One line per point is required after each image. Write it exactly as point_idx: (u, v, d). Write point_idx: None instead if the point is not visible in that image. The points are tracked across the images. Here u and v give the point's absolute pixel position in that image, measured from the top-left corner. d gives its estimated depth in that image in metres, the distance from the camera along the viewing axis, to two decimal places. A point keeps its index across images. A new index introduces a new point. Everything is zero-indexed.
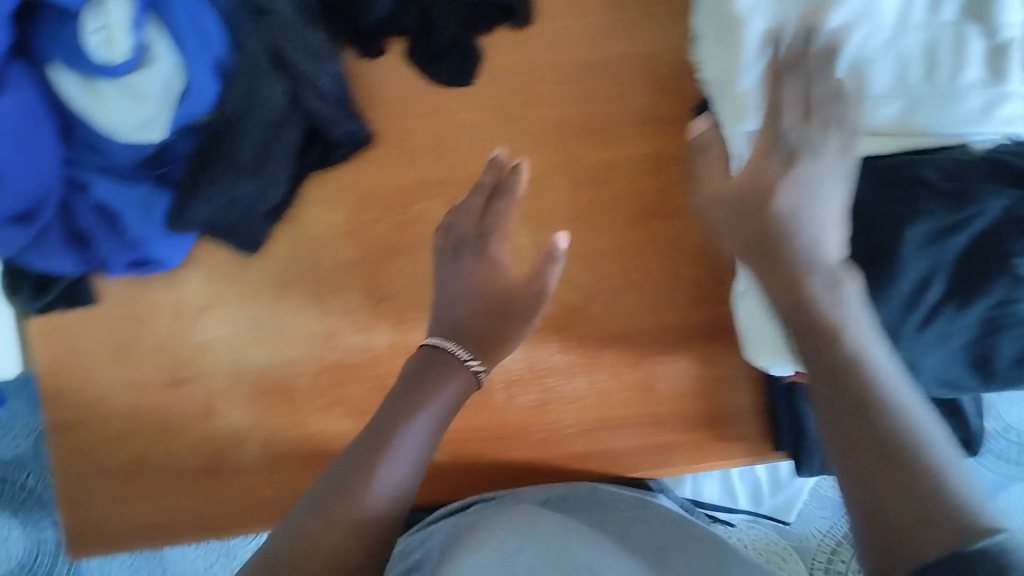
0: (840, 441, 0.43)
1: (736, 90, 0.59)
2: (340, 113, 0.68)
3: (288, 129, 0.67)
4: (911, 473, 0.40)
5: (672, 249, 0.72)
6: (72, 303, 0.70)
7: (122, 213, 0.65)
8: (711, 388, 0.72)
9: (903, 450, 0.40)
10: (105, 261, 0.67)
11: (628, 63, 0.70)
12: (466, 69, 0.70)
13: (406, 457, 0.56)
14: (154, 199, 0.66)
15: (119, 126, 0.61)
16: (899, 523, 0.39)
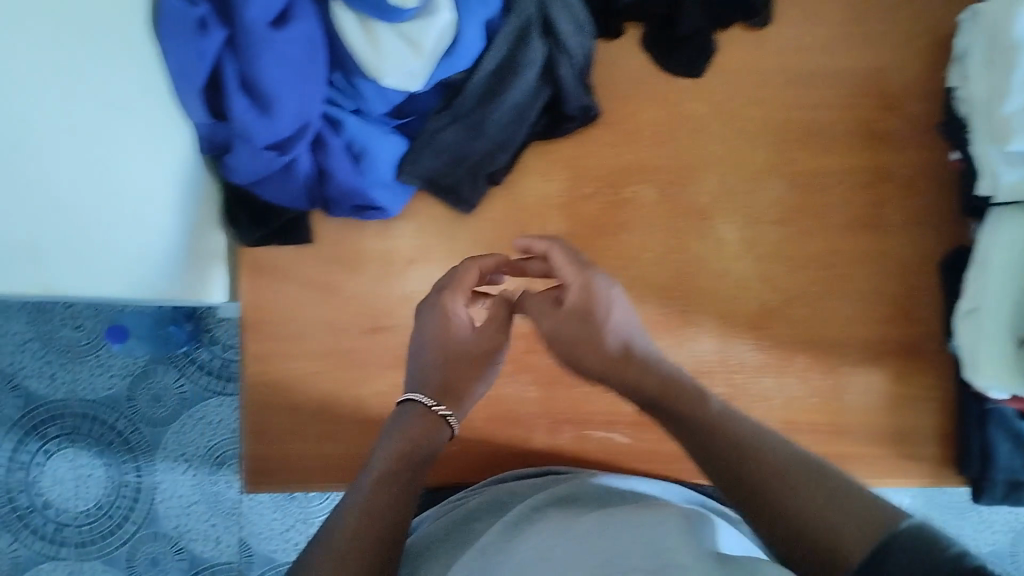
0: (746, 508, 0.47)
1: (999, 110, 0.60)
2: (578, 84, 0.70)
3: (535, 95, 0.69)
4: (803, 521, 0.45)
5: (875, 263, 0.72)
6: (286, 240, 0.70)
7: (365, 151, 0.67)
8: (898, 405, 0.72)
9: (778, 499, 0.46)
10: (333, 201, 0.68)
11: (856, 77, 0.72)
12: (701, 60, 0.72)
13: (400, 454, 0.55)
14: (393, 143, 0.68)
15: (387, 73, 0.62)
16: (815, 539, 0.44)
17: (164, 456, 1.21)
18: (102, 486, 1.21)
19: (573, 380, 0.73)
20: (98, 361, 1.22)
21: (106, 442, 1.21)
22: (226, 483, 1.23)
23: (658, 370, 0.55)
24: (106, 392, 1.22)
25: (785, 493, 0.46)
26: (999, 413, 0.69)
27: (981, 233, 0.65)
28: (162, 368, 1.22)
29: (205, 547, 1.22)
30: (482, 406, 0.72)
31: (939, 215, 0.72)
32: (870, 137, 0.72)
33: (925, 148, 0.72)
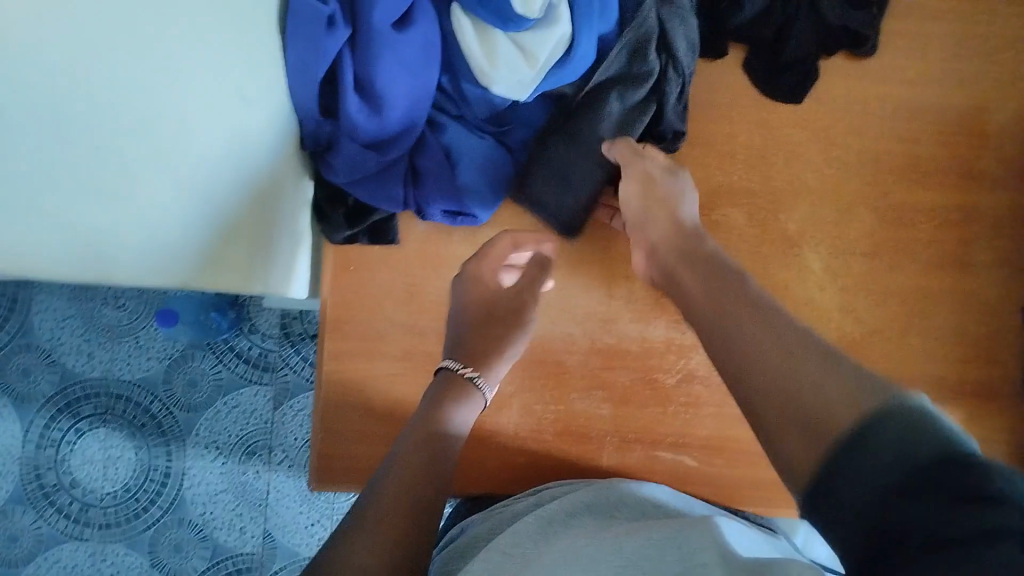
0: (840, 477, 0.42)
1: None
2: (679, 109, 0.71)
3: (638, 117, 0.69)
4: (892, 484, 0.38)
5: (959, 301, 0.72)
6: (373, 239, 0.70)
7: (462, 158, 0.69)
8: (972, 446, 0.72)
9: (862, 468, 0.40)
10: (427, 206, 0.68)
11: (952, 115, 0.73)
12: (804, 86, 0.72)
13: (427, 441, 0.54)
14: (492, 151, 0.70)
15: (501, 78, 0.65)
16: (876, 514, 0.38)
17: (194, 443, 1.20)
18: (130, 468, 1.19)
19: (646, 398, 0.72)
20: (136, 342, 1.21)
21: (138, 424, 1.20)
22: (255, 473, 1.21)
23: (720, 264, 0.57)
24: (143, 374, 1.21)
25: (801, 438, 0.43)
26: None
27: None
28: (200, 354, 1.22)
29: (229, 537, 1.20)
30: (553, 418, 0.72)
31: (1022, 258, 0.73)
32: (960, 176, 0.73)
33: (1013, 192, 0.73)
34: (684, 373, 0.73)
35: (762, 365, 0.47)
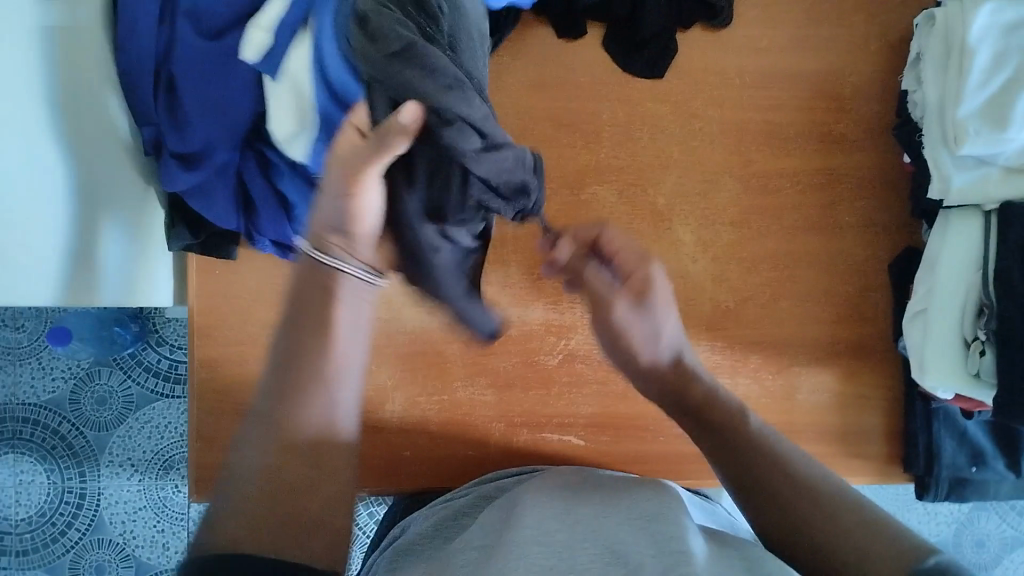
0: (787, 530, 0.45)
1: (952, 115, 0.62)
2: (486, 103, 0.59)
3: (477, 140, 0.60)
4: (845, 514, 0.44)
5: (828, 264, 0.74)
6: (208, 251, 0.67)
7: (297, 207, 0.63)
8: (850, 405, 0.73)
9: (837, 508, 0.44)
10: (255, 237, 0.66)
11: (809, 81, 0.74)
12: (663, 61, 0.72)
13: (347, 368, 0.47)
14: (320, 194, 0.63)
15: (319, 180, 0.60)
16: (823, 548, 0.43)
17: (108, 462, 1.17)
18: (43, 493, 1.16)
19: (529, 381, 0.72)
20: (39, 363, 1.17)
21: (48, 447, 1.16)
22: (174, 487, 1.18)
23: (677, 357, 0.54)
24: (50, 396, 1.17)
25: (786, 486, 0.46)
26: (945, 412, 0.71)
27: (933, 233, 0.67)
28: (107, 371, 1.18)
29: (152, 554, 1.17)
30: (439, 409, 0.72)
31: (887, 217, 0.74)
32: (821, 140, 0.74)
33: (873, 151, 0.74)
34: (566, 354, 0.73)
35: (764, 467, 0.47)
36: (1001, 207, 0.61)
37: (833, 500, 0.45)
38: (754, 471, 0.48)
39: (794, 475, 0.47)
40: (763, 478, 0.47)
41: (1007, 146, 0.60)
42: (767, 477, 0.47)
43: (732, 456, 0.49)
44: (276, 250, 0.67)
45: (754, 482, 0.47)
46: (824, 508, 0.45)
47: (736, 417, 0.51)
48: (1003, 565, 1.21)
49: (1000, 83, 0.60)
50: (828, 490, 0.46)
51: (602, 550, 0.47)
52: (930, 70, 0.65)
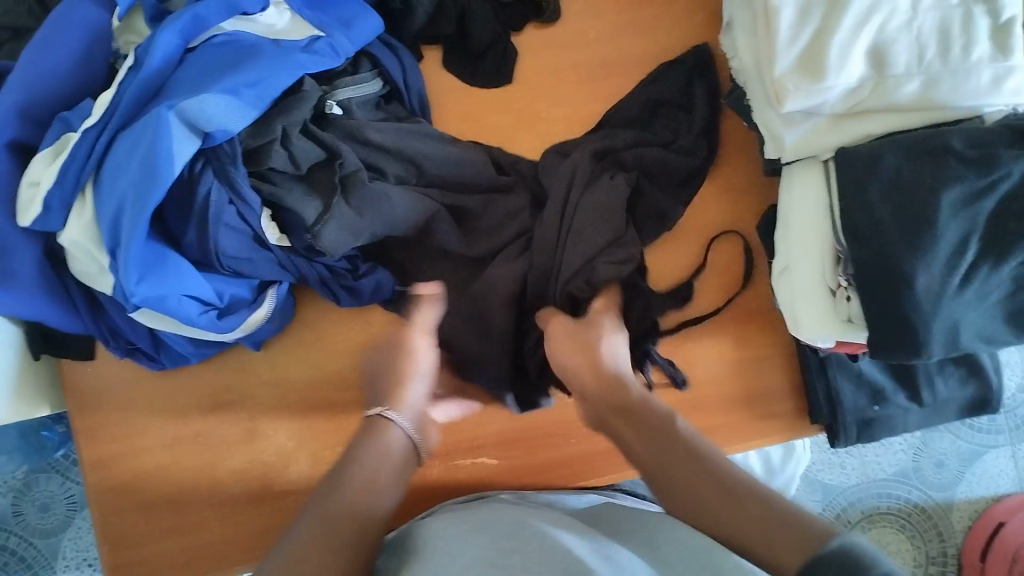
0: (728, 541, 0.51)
1: (771, 74, 0.63)
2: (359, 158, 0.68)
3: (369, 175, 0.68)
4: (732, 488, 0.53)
5: (700, 235, 0.74)
6: (66, 354, 0.68)
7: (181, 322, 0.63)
8: (748, 369, 0.74)
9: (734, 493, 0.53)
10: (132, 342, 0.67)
11: (648, 63, 0.76)
12: (506, 65, 0.74)
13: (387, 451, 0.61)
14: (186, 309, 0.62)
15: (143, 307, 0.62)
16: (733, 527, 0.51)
17: (65, 568, 1.14)
18: None
19: None
20: None
21: (1, 565, 1.13)
22: None
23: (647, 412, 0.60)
24: None
25: (698, 485, 0.54)
26: (836, 358, 0.72)
27: (781, 190, 0.68)
28: (45, 478, 1.15)
29: None
30: None
31: (746, 178, 0.75)
32: None
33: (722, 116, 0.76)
34: (461, 378, 0.73)
35: (660, 469, 0.56)
36: (835, 153, 0.63)
37: (746, 493, 0.52)
38: (680, 450, 0.56)
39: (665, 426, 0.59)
40: (662, 457, 0.57)
41: (828, 95, 0.61)
42: (670, 475, 0.56)
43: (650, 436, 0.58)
44: (131, 354, 0.68)
45: (683, 500, 0.54)
46: (693, 464, 0.55)
47: (660, 422, 0.59)
48: (964, 480, 1.24)
49: (807, 37, 0.61)
50: (712, 465, 0.55)
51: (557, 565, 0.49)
52: (743, 35, 0.67)
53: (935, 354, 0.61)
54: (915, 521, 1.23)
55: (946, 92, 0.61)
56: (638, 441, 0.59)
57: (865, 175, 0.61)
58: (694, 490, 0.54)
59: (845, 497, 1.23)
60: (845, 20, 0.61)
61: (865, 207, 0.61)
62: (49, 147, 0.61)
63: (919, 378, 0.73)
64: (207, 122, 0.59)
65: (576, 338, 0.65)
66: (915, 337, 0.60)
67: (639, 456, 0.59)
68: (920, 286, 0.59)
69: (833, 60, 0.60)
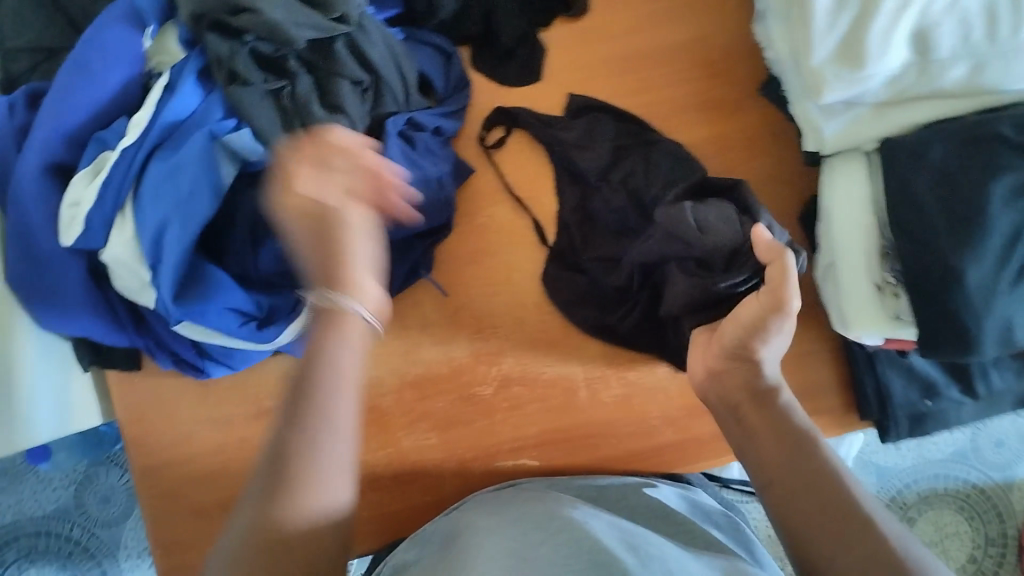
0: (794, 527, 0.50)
1: (807, 65, 0.61)
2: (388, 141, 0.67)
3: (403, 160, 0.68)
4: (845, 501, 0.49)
5: None
6: (112, 366, 0.69)
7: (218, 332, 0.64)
8: (793, 364, 0.72)
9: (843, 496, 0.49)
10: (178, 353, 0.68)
11: (679, 53, 0.74)
12: (535, 60, 0.75)
13: (341, 416, 0.58)
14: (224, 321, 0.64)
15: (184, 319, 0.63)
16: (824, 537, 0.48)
17: (126, 558, 1.18)
18: None
19: (470, 415, 0.72)
20: (39, 479, 1.18)
21: (65, 556, 1.17)
22: None
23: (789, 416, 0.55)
24: (55, 507, 1.18)
25: (798, 487, 0.51)
26: (885, 354, 0.70)
27: (821, 180, 0.66)
28: (104, 470, 1.19)
29: None
30: (389, 462, 0.71)
31: (786, 167, 0.73)
32: (705, 106, 0.73)
33: (759, 106, 0.74)
34: (500, 379, 0.72)
35: (780, 481, 0.52)
36: (880, 144, 0.61)
37: (846, 494, 0.50)
38: (780, 434, 0.54)
39: (795, 434, 0.54)
40: (752, 443, 0.55)
41: (870, 83, 0.59)
42: (795, 498, 0.51)
43: (772, 432, 0.54)
44: (177, 365, 0.68)
45: (799, 515, 0.50)
46: (820, 490, 0.50)
47: (784, 419, 0.55)
48: None
49: (846, 24, 0.59)
50: (849, 495, 0.50)
51: (590, 562, 0.52)
52: (778, 22, 0.64)
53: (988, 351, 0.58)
54: (973, 502, 1.20)
55: (995, 75, 0.58)
56: (768, 441, 0.54)
57: (910, 168, 0.59)
58: (815, 514, 0.49)
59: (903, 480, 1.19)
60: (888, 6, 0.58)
61: (912, 201, 0.59)
62: (88, 166, 0.62)
63: (974, 370, 0.70)
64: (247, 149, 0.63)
65: (754, 323, 0.57)
66: (966, 335, 0.57)
67: (758, 461, 0.54)
68: (970, 283, 0.57)
69: (874, 48, 0.58)
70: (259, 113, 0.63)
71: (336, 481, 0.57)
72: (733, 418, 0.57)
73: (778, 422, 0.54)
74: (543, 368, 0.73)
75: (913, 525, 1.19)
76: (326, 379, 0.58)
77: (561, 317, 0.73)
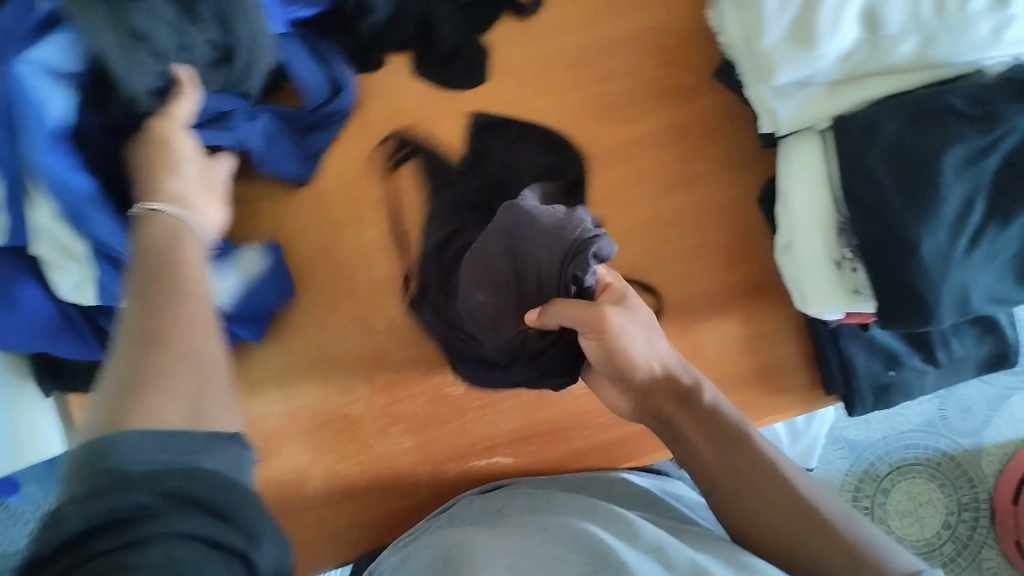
0: (744, 515, 0.56)
1: (760, 46, 0.62)
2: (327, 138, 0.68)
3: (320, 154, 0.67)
4: (788, 497, 0.55)
5: (699, 213, 0.73)
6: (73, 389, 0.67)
7: None
8: (761, 344, 0.73)
9: (777, 482, 0.56)
10: None
11: (631, 44, 0.74)
12: (479, 64, 0.73)
13: (206, 338, 0.49)
14: None
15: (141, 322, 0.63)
16: (786, 535, 0.54)
17: None
18: None
19: (443, 416, 0.72)
20: (9, 513, 1.16)
21: None
22: None
23: (720, 416, 0.59)
24: (27, 540, 1.16)
25: (741, 481, 0.56)
26: (847, 328, 0.71)
27: (778, 162, 0.66)
28: None
29: None
30: (363, 468, 0.71)
31: (742, 150, 0.74)
32: (659, 94, 0.74)
33: (712, 92, 0.74)
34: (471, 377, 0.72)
35: (715, 471, 0.58)
36: (833, 122, 0.62)
37: (784, 482, 0.56)
38: (717, 428, 0.58)
39: (730, 434, 0.58)
40: (686, 442, 0.59)
41: (820, 62, 0.60)
42: (727, 485, 0.57)
43: (710, 428, 0.59)
44: None
45: (752, 514, 0.55)
46: (767, 488, 0.56)
47: (711, 414, 0.59)
48: (992, 425, 1.23)
49: (794, 6, 0.60)
50: (792, 488, 0.56)
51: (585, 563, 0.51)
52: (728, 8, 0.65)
53: (947, 318, 0.59)
54: (944, 470, 1.22)
55: (942, 49, 0.59)
56: (700, 437, 0.59)
57: (863, 143, 0.59)
58: (760, 496, 0.56)
59: (875, 453, 1.21)
60: None
61: (866, 177, 0.59)
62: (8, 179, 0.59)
63: (934, 340, 0.72)
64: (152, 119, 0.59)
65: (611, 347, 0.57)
66: (924, 303, 0.59)
67: (695, 458, 0.59)
68: (926, 252, 0.58)
69: (822, 26, 0.59)
70: (183, 97, 0.59)
71: (183, 373, 0.46)
72: (666, 428, 0.60)
73: (707, 418, 0.59)
74: None
75: (887, 497, 1.21)
76: (191, 282, 0.52)
77: None
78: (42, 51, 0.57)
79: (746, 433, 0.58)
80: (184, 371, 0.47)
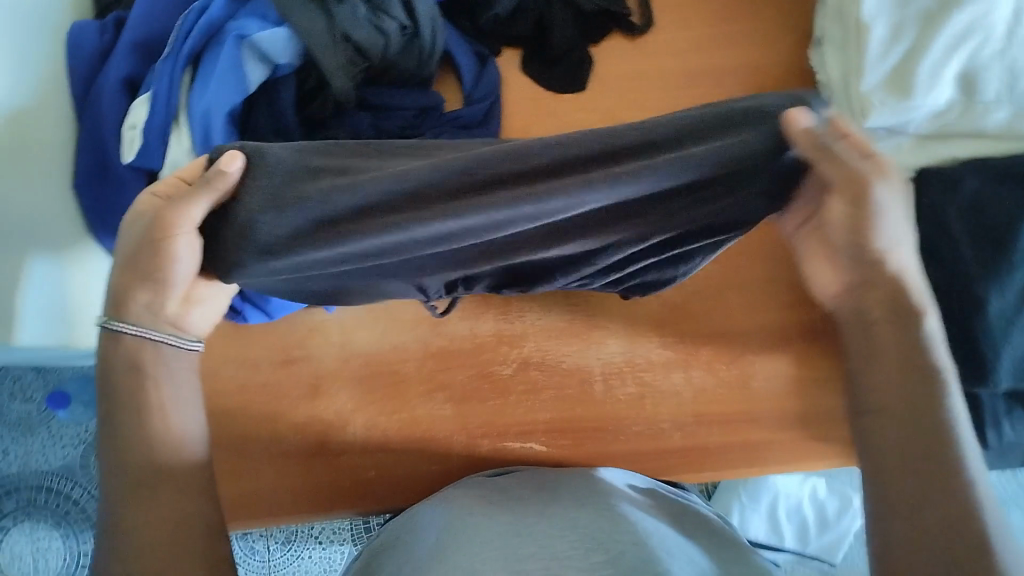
0: (875, 459, 0.54)
1: (858, 89, 0.64)
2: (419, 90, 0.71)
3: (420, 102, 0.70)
4: (933, 417, 0.52)
5: (762, 252, 0.76)
6: None
7: None
8: (809, 389, 0.73)
9: (938, 420, 0.52)
10: None
11: (739, 72, 0.74)
12: (581, 72, 0.74)
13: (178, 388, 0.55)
14: None
15: None
16: (906, 491, 0.51)
17: None
18: (60, 559, 1.17)
19: (486, 393, 0.74)
20: (50, 433, 1.20)
21: (62, 512, 1.18)
22: None
23: (917, 332, 0.55)
24: (61, 463, 1.19)
25: (912, 411, 0.53)
26: None
27: None
28: None
29: None
30: (401, 427, 0.73)
31: None
32: None
33: None
34: (520, 362, 0.74)
35: (893, 408, 0.54)
36: (917, 173, 0.63)
37: (942, 412, 0.52)
38: (925, 360, 0.54)
39: (923, 373, 0.54)
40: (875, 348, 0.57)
41: (914, 113, 0.62)
42: (897, 450, 0.52)
43: (916, 363, 0.55)
44: None
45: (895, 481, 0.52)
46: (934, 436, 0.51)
47: (921, 346, 0.55)
48: None
49: (897, 56, 0.62)
50: (950, 431, 0.52)
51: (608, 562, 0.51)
52: (832, 52, 0.68)
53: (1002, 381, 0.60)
54: None
55: None
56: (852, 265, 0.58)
57: (945, 197, 0.61)
58: (922, 468, 0.51)
59: None
60: (938, 44, 0.60)
61: (942, 229, 0.61)
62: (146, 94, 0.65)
63: (986, 417, 0.71)
64: (270, 49, 0.64)
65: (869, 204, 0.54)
66: (982, 361, 0.59)
67: (872, 359, 0.56)
68: (992, 311, 0.59)
69: (923, 78, 0.61)
70: (303, 18, 0.63)
71: (187, 416, 0.54)
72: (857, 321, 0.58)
73: (916, 346, 0.55)
74: (563, 357, 0.75)
75: None
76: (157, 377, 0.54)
77: (575, 314, 0.75)
78: (264, 38, 0.63)
79: (932, 349, 0.55)
80: (150, 387, 0.53)
